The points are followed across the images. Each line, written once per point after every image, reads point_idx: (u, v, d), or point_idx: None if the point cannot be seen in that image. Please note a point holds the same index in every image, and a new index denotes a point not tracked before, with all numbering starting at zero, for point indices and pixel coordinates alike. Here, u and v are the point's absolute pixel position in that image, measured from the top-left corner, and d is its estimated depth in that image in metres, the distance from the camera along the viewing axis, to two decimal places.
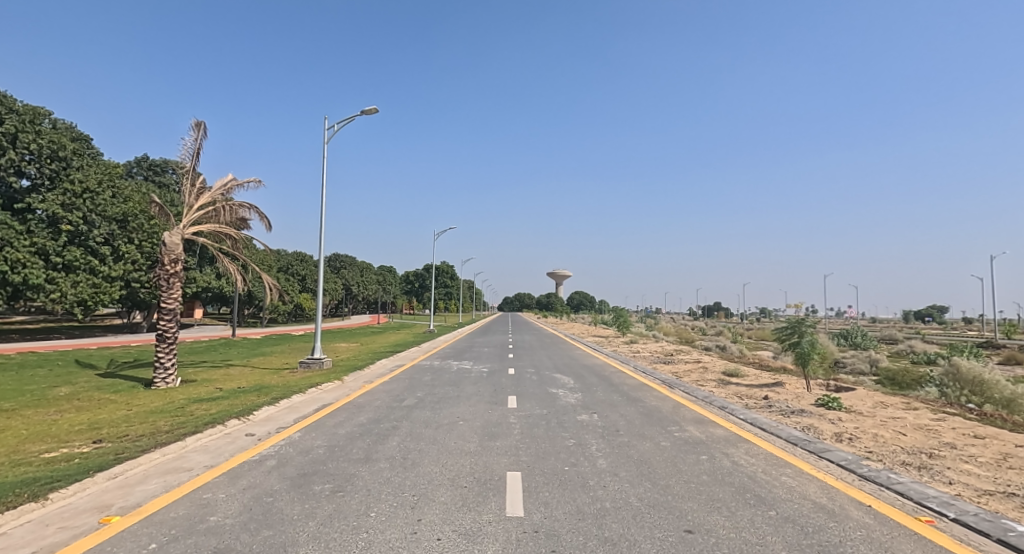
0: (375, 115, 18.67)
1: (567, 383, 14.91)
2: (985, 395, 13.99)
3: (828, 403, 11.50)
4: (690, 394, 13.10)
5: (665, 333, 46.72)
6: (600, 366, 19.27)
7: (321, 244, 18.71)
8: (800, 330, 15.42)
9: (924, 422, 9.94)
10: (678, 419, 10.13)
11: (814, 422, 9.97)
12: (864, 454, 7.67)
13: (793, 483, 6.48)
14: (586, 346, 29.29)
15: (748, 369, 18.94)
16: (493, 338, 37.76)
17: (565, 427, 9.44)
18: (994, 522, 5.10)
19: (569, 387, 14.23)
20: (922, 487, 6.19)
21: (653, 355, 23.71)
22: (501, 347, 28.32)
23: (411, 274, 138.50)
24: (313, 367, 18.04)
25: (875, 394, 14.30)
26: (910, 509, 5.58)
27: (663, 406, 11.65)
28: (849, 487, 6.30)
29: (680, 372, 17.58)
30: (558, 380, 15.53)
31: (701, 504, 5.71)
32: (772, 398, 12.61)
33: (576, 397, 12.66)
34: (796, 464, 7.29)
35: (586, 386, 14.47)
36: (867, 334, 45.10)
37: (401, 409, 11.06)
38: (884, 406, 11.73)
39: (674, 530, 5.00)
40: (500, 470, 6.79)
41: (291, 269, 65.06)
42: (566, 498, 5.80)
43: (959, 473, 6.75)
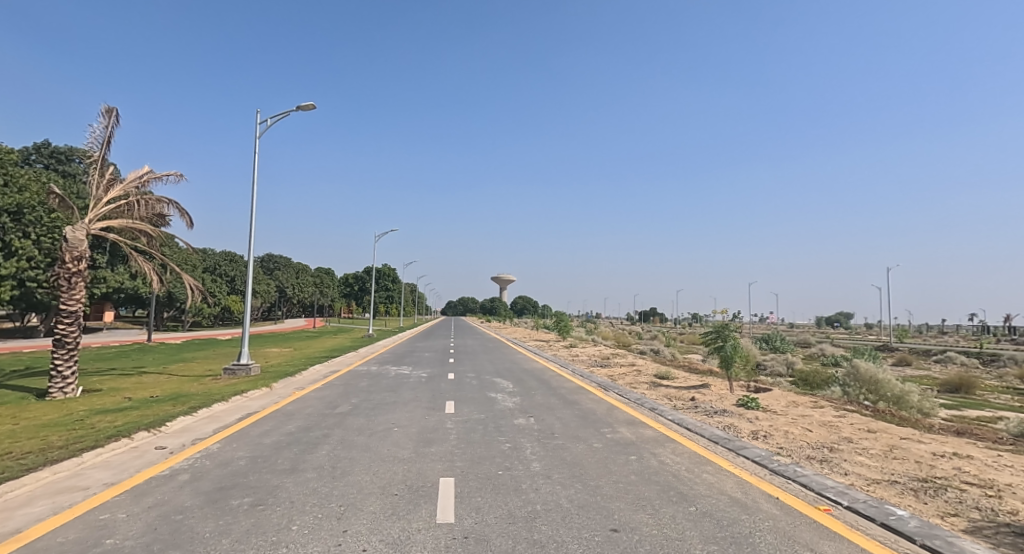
0: (312, 111, 17.91)
1: (506, 388, 14.90)
2: (879, 393, 15.31)
3: (746, 402, 12.13)
4: (625, 397, 13.42)
5: (604, 337, 47.78)
6: (542, 371, 19.39)
7: (251, 244, 17.81)
8: (724, 334, 16.16)
9: (828, 419, 10.66)
10: (612, 421, 10.35)
11: (733, 421, 10.48)
12: (775, 450, 8.14)
13: (713, 479, 6.78)
14: (528, 350, 29.46)
15: (678, 372, 19.64)
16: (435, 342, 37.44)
17: (502, 431, 9.43)
18: (879, 507, 5.59)
19: (508, 392, 14.22)
20: (822, 478, 6.65)
21: (590, 358, 24.30)
22: (442, 351, 28.10)
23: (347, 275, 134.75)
24: (239, 374, 17.13)
25: (791, 394, 15.15)
26: (811, 499, 5.99)
27: (597, 408, 11.91)
28: (760, 481, 6.68)
29: (615, 375, 18.09)
30: (498, 385, 15.55)
31: (628, 503, 5.85)
32: (697, 399, 13.15)
33: (514, 401, 12.72)
34: (716, 461, 7.62)
35: (525, 390, 14.56)
36: (785, 338, 47.67)
37: (333, 417, 10.68)
38: (795, 405, 12.54)
39: (601, 529, 5.08)
40: (433, 476, 6.69)
41: (217, 269, 61.86)
42: (499, 502, 5.78)
43: (853, 464, 7.31)
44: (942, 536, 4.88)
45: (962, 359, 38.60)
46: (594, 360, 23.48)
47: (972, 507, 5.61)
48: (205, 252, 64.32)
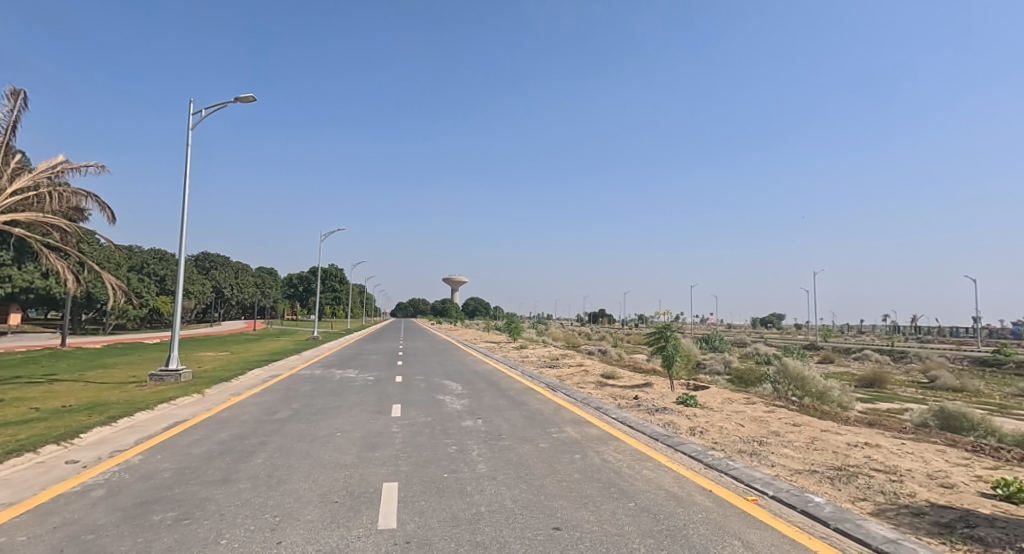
0: (251, 103, 17.04)
1: (455, 390, 14.72)
2: (805, 389, 16.16)
3: (685, 399, 12.49)
4: (572, 397, 13.53)
5: (552, 338, 48.19)
6: (490, 372, 19.30)
7: (182, 243, 16.72)
8: (666, 335, 16.55)
9: (760, 414, 11.13)
10: (559, 421, 10.39)
11: (673, 418, 10.75)
12: (710, 445, 8.42)
13: (652, 474, 6.90)
14: (477, 352, 29.28)
15: (624, 372, 20.04)
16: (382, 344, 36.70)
17: (449, 433, 9.27)
18: (799, 496, 5.89)
19: (456, 394, 14.04)
20: (751, 470, 6.92)
21: (539, 359, 24.42)
22: (389, 354, 27.53)
23: (288, 276, 130.07)
24: (167, 380, 16.13)
25: (728, 391, 15.74)
26: (741, 490, 6.22)
27: (545, 408, 11.94)
28: (696, 474, 6.88)
29: (563, 375, 18.25)
30: (446, 387, 15.34)
31: (571, 500, 5.85)
32: (640, 397, 13.42)
33: (462, 403, 12.57)
34: (655, 457, 7.78)
35: (473, 392, 14.42)
36: (724, 339, 49.56)
37: (271, 423, 10.20)
38: (730, 402, 13.02)
39: (543, 528, 5.05)
40: (376, 482, 6.48)
41: (145, 268, 58.25)
42: (443, 505, 5.65)
43: (779, 456, 7.65)
44: (854, 520, 5.19)
45: (877, 357, 41.52)
46: (542, 361, 23.61)
47: (879, 491, 5.99)
48: (131, 250, 60.45)
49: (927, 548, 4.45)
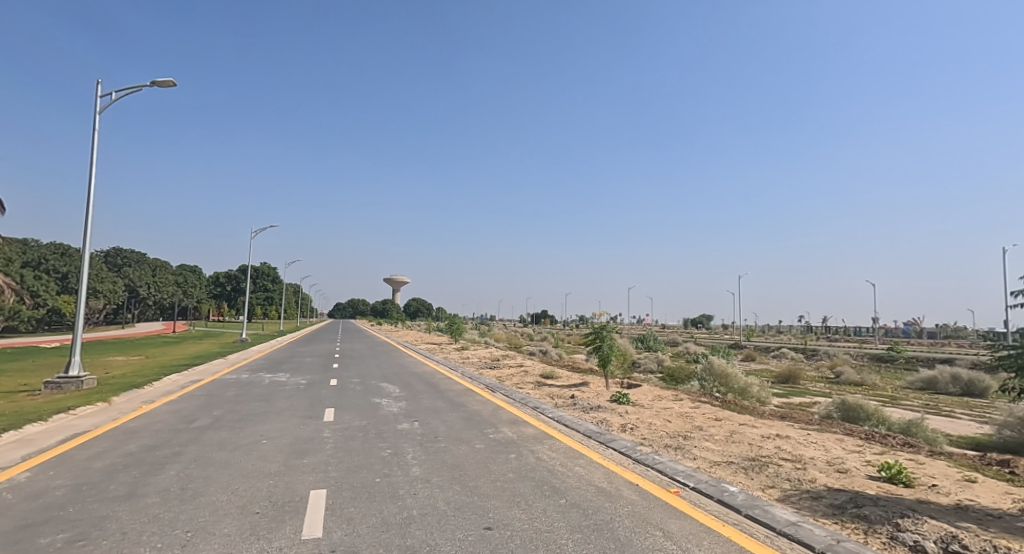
0: (168, 87, 16.11)
1: (391, 392, 14.50)
2: (729, 386, 17.07)
3: (618, 397, 12.88)
4: (510, 397, 13.65)
5: (492, 338, 48.28)
6: (429, 374, 19.15)
7: (86, 238, 15.46)
8: (602, 335, 16.97)
9: (686, 410, 11.66)
10: (496, 421, 10.47)
11: (606, 416, 11.08)
12: (639, 440, 8.77)
13: (583, 471, 7.10)
14: (416, 353, 28.95)
15: (562, 371, 20.41)
16: (318, 346, 35.57)
17: (383, 437, 9.14)
18: (716, 486, 6.26)
19: (392, 396, 13.84)
20: (675, 463, 7.28)
21: (480, 359, 24.45)
22: (324, 356, 26.73)
23: (214, 276, 123.39)
24: (67, 388, 14.94)
25: (659, 389, 16.38)
26: (665, 483, 6.54)
27: (483, 409, 11.98)
28: (624, 469, 7.15)
29: (503, 376, 18.35)
30: (382, 389, 15.09)
31: (504, 500, 5.93)
32: (576, 396, 13.73)
33: (399, 405, 12.41)
34: (587, 454, 8.02)
35: (410, 394, 14.26)
36: (658, 338, 51.35)
37: (187, 432, 9.68)
38: (661, 399, 13.55)
39: (474, 529, 5.11)
40: (302, 489, 6.31)
41: (46, 265, 53.51)
42: (372, 511, 5.59)
43: (701, 449, 8.08)
44: (762, 506, 5.59)
45: (792, 354, 44.57)
46: (481, 362, 23.65)
47: (785, 478, 6.47)
48: (30, 246, 55.44)
49: (824, 528, 4.87)
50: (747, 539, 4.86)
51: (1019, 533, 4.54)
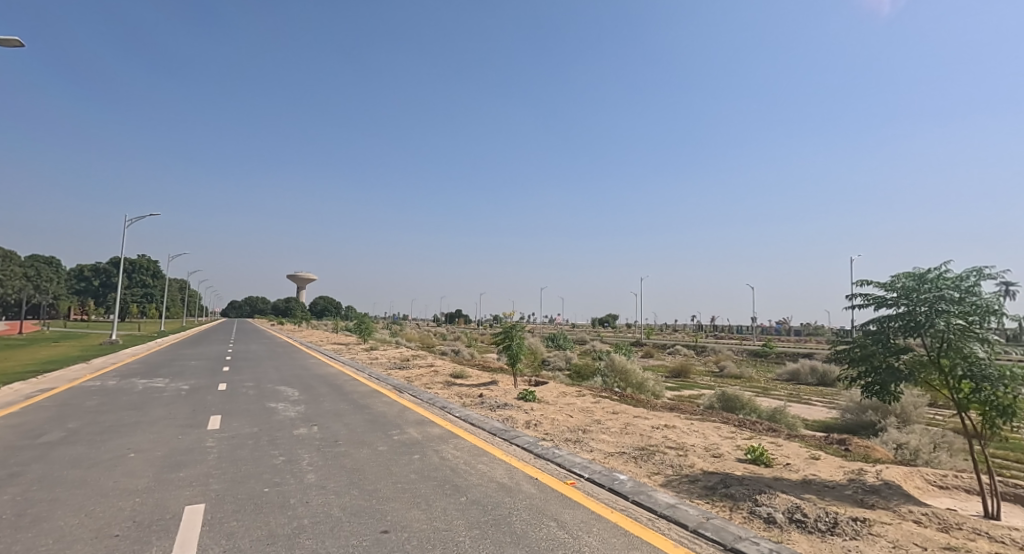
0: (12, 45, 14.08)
1: (289, 396, 13.85)
2: (629, 382, 18.01)
3: (524, 394, 13.19)
4: (418, 397, 13.53)
5: (402, 338, 47.40)
6: (333, 375, 18.48)
7: None
8: (512, 334, 17.25)
9: (588, 405, 12.18)
10: (401, 422, 10.35)
11: (512, 413, 11.32)
12: (541, 436, 9.07)
13: (486, 468, 7.23)
14: (321, 354, 27.81)
15: (472, 370, 20.50)
16: (208, 347, 33.02)
17: (276, 444, 8.75)
18: (608, 475, 6.65)
19: (290, 400, 13.22)
20: (573, 456, 7.62)
21: (388, 360, 23.94)
22: (214, 359, 24.90)
23: (84, 271, 110.77)
24: None
25: (564, 385, 16.95)
26: (562, 475, 6.83)
27: (389, 410, 11.79)
28: (526, 464, 7.37)
29: (412, 376, 18.12)
30: (279, 393, 14.38)
31: (404, 502, 5.92)
32: (485, 395, 13.88)
33: (297, 410, 11.90)
34: (490, 451, 8.17)
35: (310, 397, 13.70)
36: (566, 336, 52.91)
37: (34, 449, 8.66)
38: (565, 395, 14.05)
39: (370, 533, 5.08)
40: (176, 506, 5.91)
41: None
42: (258, 523, 5.36)
43: (598, 442, 8.51)
44: (647, 492, 6.02)
45: (686, 350, 47.77)
46: (390, 362, 23.19)
47: (668, 465, 7.00)
48: None
49: (697, 508, 5.35)
50: (632, 524, 5.22)
51: (846, 499, 5.28)
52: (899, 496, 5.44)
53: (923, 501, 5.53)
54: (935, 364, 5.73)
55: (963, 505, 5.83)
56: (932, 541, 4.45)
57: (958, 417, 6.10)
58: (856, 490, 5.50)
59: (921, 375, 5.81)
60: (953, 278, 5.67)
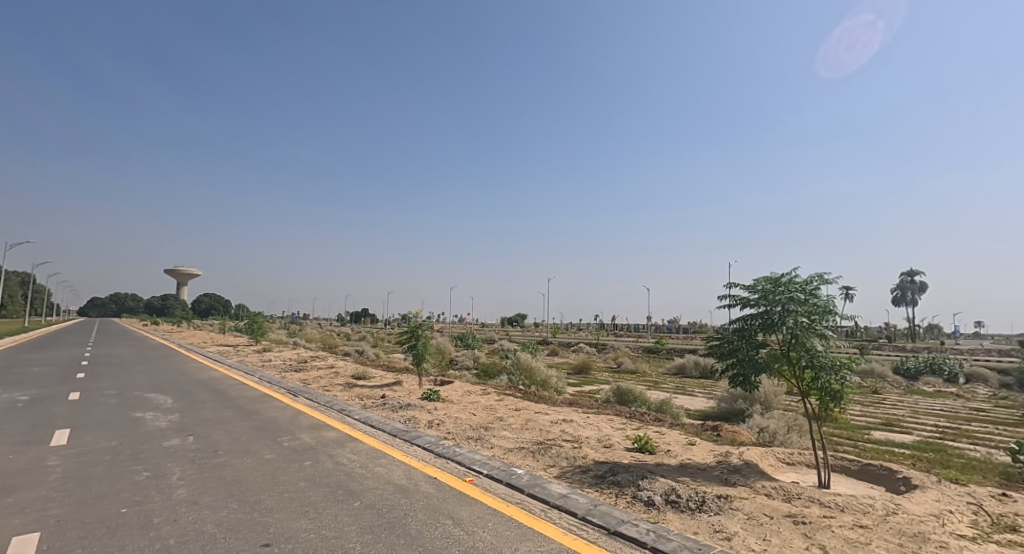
0: None
1: (162, 405, 12.67)
2: (534, 379, 18.41)
3: (429, 394, 13.08)
4: (313, 401, 12.94)
5: (302, 338, 45.09)
6: (217, 380, 17.18)
7: None
8: (417, 334, 17.02)
9: (491, 403, 12.31)
10: (292, 428, 9.85)
11: (414, 413, 11.18)
12: (443, 435, 9.05)
13: (383, 470, 7.07)
14: (205, 357, 25.74)
15: (375, 371, 19.97)
16: (68, 351, 29.36)
17: (141, 459, 7.97)
18: (506, 470, 6.79)
19: (162, 409, 12.10)
20: (473, 453, 7.69)
21: (283, 362, 22.68)
22: (72, 365, 22.19)
23: None
24: None
25: (469, 384, 16.98)
26: (461, 473, 6.88)
27: (279, 415, 11.17)
28: (425, 464, 7.33)
29: (308, 378, 17.31)
30: (150, 402, 13.12)
31: (290, 511, 5.66)
32: (387, 395, 13.58)
33: (170, 419, 10.93)
34: (389, 452, 8.03)
35: (188, 405, 12.63)
36: (475, 335, 52.95)
37: None
38: (470, 394, 14.08)
39: (249, 548, 4.82)
40: (4, 537, 5.21)
41: None
42: (112, 549, 4.88)
43: (498, 438, 8.65)
44: (542, 484, 6.23)
45: (590, 348, 49.65)
46: (285, 364, 21.95)
47: (563, 457, 7.29)
48: None
49: (586, 496, 5.63)
50: (525, 516, 5.39)
51: (714, 479, 5.81)
52: (756, 474, 6.07)
53: (775, 477, 6.19)
54: (785, 357, 6.44)
55: (806, 479, 6.61)
56: (779, 512, 5.07)
57: (802, 402, 6.91)
58: (721, 471, 6.05)
59: (774, 366, 6.52)
60: (802, 282, 6.38)
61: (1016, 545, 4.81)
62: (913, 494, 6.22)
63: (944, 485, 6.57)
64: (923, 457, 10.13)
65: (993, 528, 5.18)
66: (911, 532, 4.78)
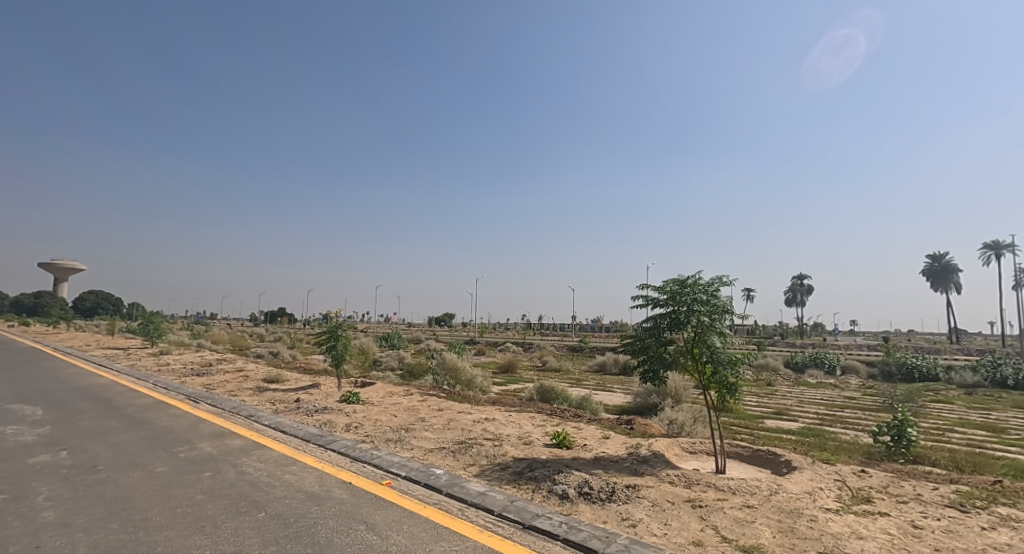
0: None
1: (33, 417, 11.34)
2: (459, 379, 18.28)
3: (348, 397, 12.64)
4: (217, 407, 12.11)
5: (210, 340, 42.19)
6: (104, 388, 15.65)
7: None
8: (336, 334, 16.41)
9: (413, 404, 12.09)
10: (192, 437, 9.17)
11: (331, 417, 10.76)
12: (360, 438, 8.77)
13: (293, 478, 6.73)
14: (90, 362, 23.38)
15: (290, 374, 19.04)
16: None
17: (4, 478, 7.09)
18: (424, 471, 6.69)
19: (34, 422, 10.83)
20: (391, 456, 7.51)
21: (186, 366, 21.11)
22: None
23: None
24: None
25: (391, 385, 16.58)
26: (378, 476, 6.70)
27: (177, 424, 10.35)
28: (340, 469, 7.07)
29: (214, 383, 16.19)
30: (19, 414, 11.71)
31: (184, 527, 5.26)
32: (302, 400, 12.98)
33: (44, 433, 9.82)
34: (301, 459, 7.67)
35: (66, 416, 11.39)
36: (400, 335, 51.81)
37: None
38: (391, 395, 13.75)
39: None
40: None
41: None
42: None
43: (419, 439, 8.50)
44: (460, 483, 6.19)
45: (517, 347, 49.95)
46: (187, 368, 20.38)
47: (483, 455, 7.28)
48: None
49: (504, 493, 5.65)
50: (441, 516, 5.32)
51: (624, 470, 6.02)
52: (662, 463, 6.34)
53: (677, 465, 6.51)
54: (689, 353, 6.79)
55: (705, 465, 7.00)
56: (680, 497, 5.34)
57: (705, 396, 7.32)
58: (631, 461, 6.29)
59: (680, 363, 6.85)
60: (704, 283, 6.74)
61: (869, 514, 5.34)
62: (791, 474, 6.74)
63: (817, 465, 7.15)
64: (806, 441, 11.04)
65: (852, 501, 5.73)
66: (788, 509, 5.19)
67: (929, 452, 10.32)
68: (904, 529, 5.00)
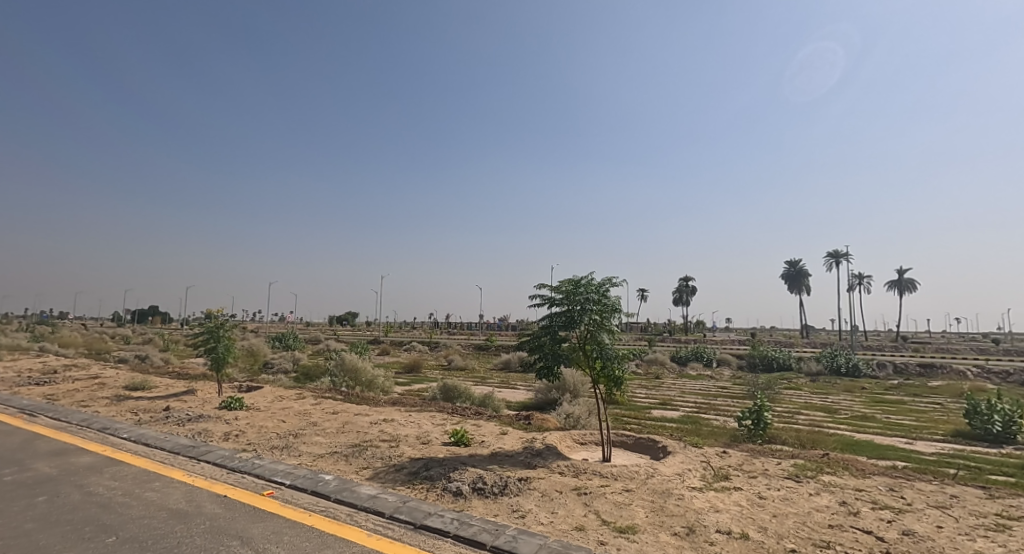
0: None
1: None
2: (356, 380, 17.57)
3: (229, 403, 11.68)
4: (65, 421, 10.62)
5: (67, 345, 37.31)
6: None
7: None
8: (218, 335, 15.12)
9: (304, 408, 11.42)
10: (28, 457, 7.94)
11: (208, 426, 9.85)
12: (241, 447, 8.08)
13: (155, 495, 6.05)
14: None
15: (162, 380, 17.26)
16: None
17: None
18: (312, 478, 6.28)
19: None
20: (276, 464, 6.98)
21: (32, 375, 18.42)
22: None
23: None
24: None
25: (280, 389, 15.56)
26: (259, 487, 6.19)
27: (7, 443, 8.91)
28: (214, 483, 6.45)
29: (65, 393, 14.24)
30: None
31: None
32: (174, 408, 11.78)
33: None
34: (168, 474, 6.91)
35: None
36: (296, 336, 49.03)
37: None
38: (279, 399, 12.89)
39: None
40: None
41: None
42: None
43: (308, 445, 7.99)
44: (350, 488, 5.88)
45: (421, 346, 49.14)
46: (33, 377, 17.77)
47: (378, 457, 6.99)
48: None
49: (396, 494, 5.43)
50: (328, 523, 5.00)
51: (518, 464, 6.02)
52: (554, 455, 6.42)
53: (567, 456, 6.63)
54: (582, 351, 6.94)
55: (593, 455, 7.20)
56: (567, 486, 5.41)
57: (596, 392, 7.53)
58: (525, 455, 6.32)
59: (574, 360, 6.98)
60: (596, 283, 6.92)
61: (724, 489, 5.73)
62: (666, 459, 7.10)
63: (688, 449, 7.60)
64: (683, 428, 11.79)
65: (712, 479, 6.13)
66: (660, 490, 5.44)
67: (786, 432, 11.44)
68: (752, 500, 5.41)
